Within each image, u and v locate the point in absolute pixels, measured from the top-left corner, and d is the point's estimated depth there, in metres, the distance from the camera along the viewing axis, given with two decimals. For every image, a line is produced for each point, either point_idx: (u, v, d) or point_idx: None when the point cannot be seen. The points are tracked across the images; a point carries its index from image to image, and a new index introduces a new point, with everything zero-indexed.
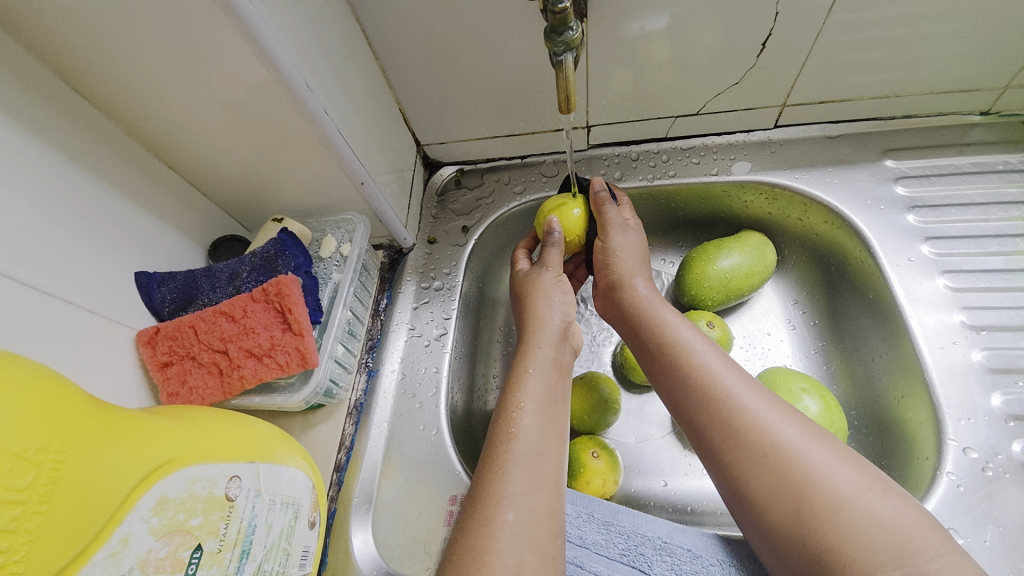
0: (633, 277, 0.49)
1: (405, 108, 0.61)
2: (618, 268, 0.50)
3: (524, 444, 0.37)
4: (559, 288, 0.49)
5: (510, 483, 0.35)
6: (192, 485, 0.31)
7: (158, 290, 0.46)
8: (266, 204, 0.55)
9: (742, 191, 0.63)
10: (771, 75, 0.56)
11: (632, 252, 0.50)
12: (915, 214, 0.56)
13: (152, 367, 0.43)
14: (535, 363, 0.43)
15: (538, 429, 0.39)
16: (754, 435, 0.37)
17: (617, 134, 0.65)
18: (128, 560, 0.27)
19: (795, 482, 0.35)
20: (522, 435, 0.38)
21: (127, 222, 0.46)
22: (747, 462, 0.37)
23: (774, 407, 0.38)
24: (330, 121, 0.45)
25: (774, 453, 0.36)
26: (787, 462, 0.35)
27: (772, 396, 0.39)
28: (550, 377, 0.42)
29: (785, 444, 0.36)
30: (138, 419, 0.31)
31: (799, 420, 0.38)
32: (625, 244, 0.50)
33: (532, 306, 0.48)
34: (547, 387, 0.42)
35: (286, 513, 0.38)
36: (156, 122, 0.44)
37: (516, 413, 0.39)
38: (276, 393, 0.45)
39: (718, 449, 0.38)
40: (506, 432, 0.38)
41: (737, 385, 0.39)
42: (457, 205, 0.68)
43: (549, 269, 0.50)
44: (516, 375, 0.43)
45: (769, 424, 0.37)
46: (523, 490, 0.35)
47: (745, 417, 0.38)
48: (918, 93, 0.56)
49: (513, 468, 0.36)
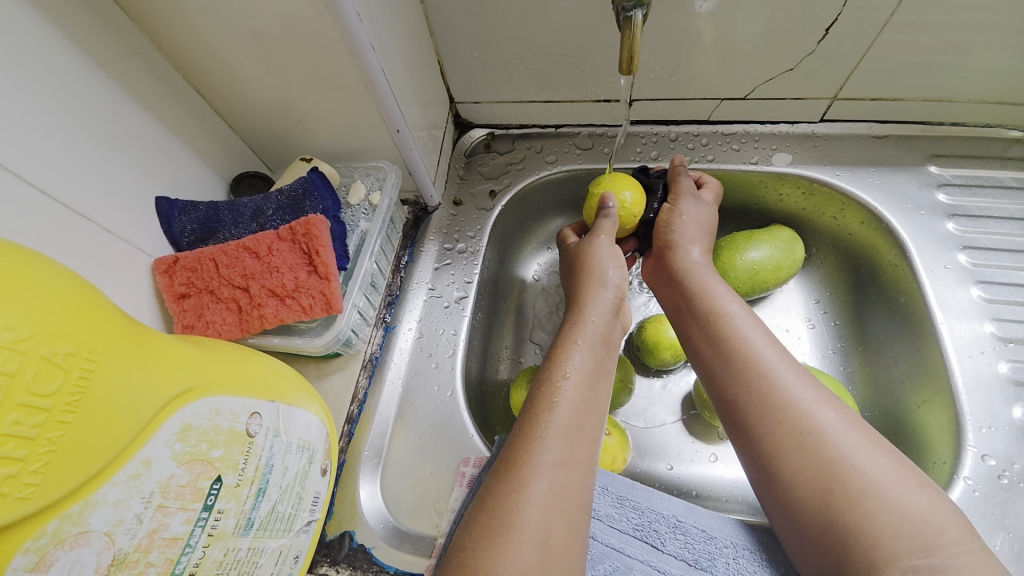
0: (691, 242, 0.50)
1: (444, 59, 0.58)
2: (677, 233, 0.50)
3: (563, 416, 0.37)
4: (613, 255, 0.48)
5: (548, 451, 0.35)
6: (215, 416, 0.29)
7: (178, 219, 0.44)
8: (294, 141, 0.52)
9: (779, 183, 0.61)
10: (829, 65, 0.53)
11: (698, 221, 0.51)
12: (954, 222, 0.55)
13: (169, 298, 0.41)
14: (583, 335, 0.42)
15: (580, 404, 0.38)
16: (791, 415, 0.37)
17: (658, 112, 0.62)
18: (148, 484, 0.26)
19: (827, 467, 0.35)
20: (564, 405, 0.37)
21: (150, 143, 0.43)
22: (782, 435, 0.37)
23: (814, 391, 0.38)
24: (375, 58, 0.42)
25: (809, 435, 0.36)
26: (820, 446, 0.35)
27: (812, 378, 0.39)
28: (598, 352, 0.42)
29: (823, 426, 0.36)
30: (167, 342, 0.29)
31: (838, 406, 0.38)
32: (689, 211, 0.51)
33: (591, 270, 0.48)
34: (594, 364, 0.41)
35: (301, 457, 0.37)
36: (186, 38, 0.41)
37: (560, 384, 0.39)
38: (296, 336, 0.44)
39: (750, 425, 0.38)
40: (547, 400, 0.38)
41: (779, 364, 0.39)
42: (485, 169, 0.66)
43: (602, 237, 0.49)
44: (564, 345, 0.42)
45: (807, 407, 0.37)
46: (557, 461, 0.34)
47: (783, 397, 0.38)
48: (973, 100, 0.55)
49: (551, 438, 0.35)
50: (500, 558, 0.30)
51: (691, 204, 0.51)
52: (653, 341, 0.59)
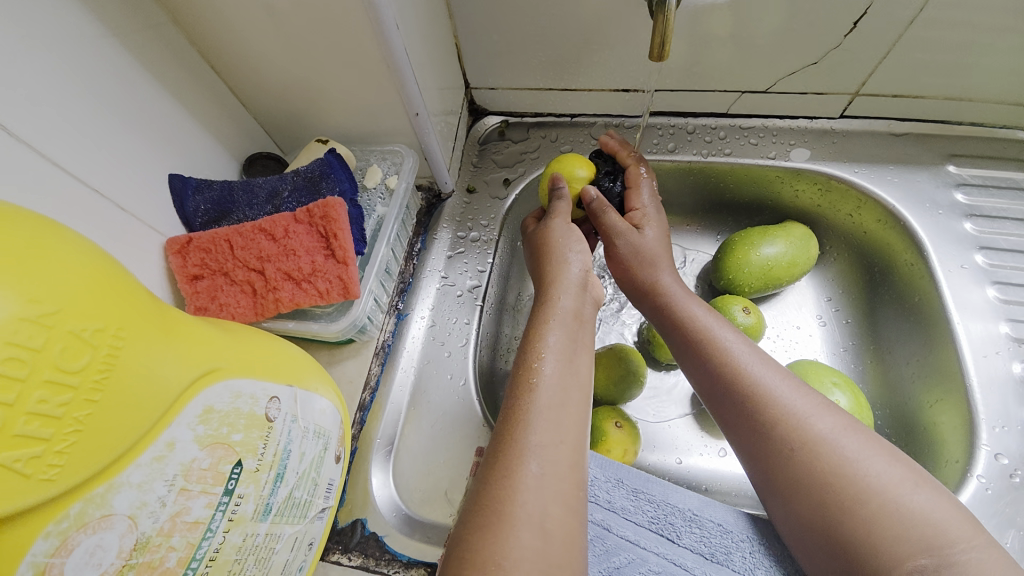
0: (652, 269, 0.47)
1: (461, 43, 0.57)
2: (637, 269, 0.48)
3: (544, 396, 0.36)
4: (574, 238, 0.47)
5: (533, 434, 0.34)
6: (236, 400, 0.29)
7: (192, 198, 0.43)
8: (309, 123, 0.51)
9: (796, 179, 0.61)
10: (854, 61, 0.53)
11: (641, 255, 0.48)
12: (972, 222, 0.55)
13: (182, 279, 0.40)
14: (556, 314, 0.42)
15: (558, 381, 0.37)
16: (780, 429, 0.37)
17: (677, 103, 0.62)
18: (172, 467, 0.25)
19: (822, 476, 0.35)
20: (543, 386, 0.37)
21: (164, 120, 0.42)
22: (774, 450, 0.37)
23: (803, 398, 0.38)
24: (398, 38, 0.41)
25: (800, 448, 0.36)
26: (813, 457, 0.35)
27: (800, 385, 0.39)
28: (569, 326, 0.41)
29: (815, 436, 0.36)
30: (190, 322, 0.29)
31: (833, 411, 0.37)
32: (634, 248, 0.48)
33: (551, 252, 0.47)
34: (571, 342, 0.40)
35: (317, 443, 0.36)
36: (203, 11, 0.40)
37: (536, 364, 0.38)
38: (311, 321, 0.43)
39: (745, 433, 0.39)
40: (526, 382, 0.37)
41: (764, 372, 0.39)
42: (499, 157, 0.65)
43: (556, 219, 0.49)
44: (538, 325, 0.41)
45: (796, 417, 0.37)
46: (544, 442, 0.34)
47: (771, 411, 0.38)
48: (997, 99, 0.54)
49: (536, 420, 0.35)
50: (497, 548, 0.30)
51: (630, 236, 0.48)
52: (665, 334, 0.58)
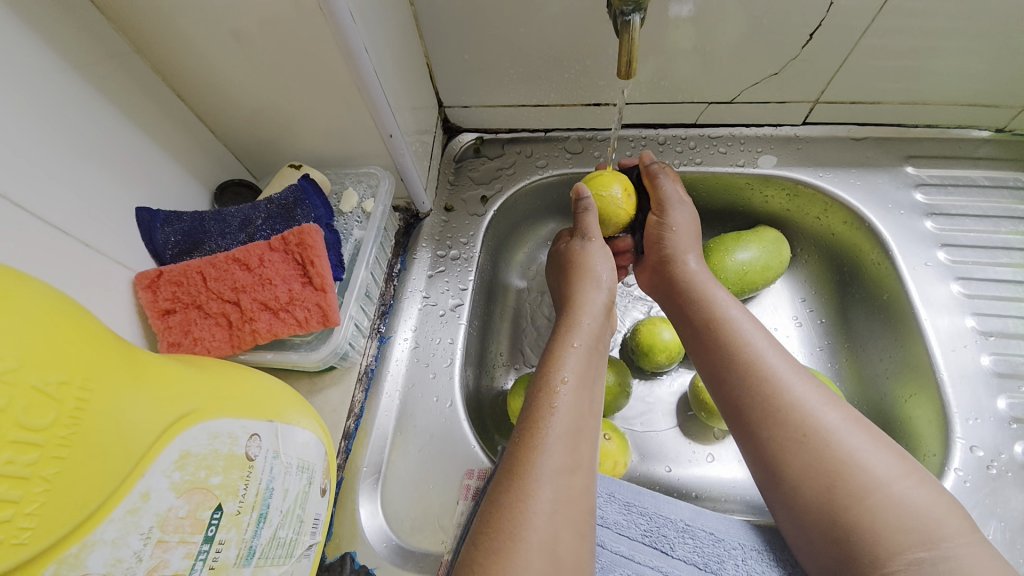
0: (687, 251, 0.49)
1: (433, 63, 0.57)
2: (672, 244, 0.49)
3: (563, 420, 0.36)
4: (606, 259, 0.48)
5: (550, 458, 0.34)
6: (213, 441, 0.28)
7: (161, 230, 0.42)
8: (281, 148, 0.50)
9: (765, 185, 0.63)
10: (812, 71, 0.55)
11: (688, 229, 0.50)
12: (932, 221, 0.58)
13: (152, 314, 0.39)
14: (580, 338, 0.42)
15: (578, 407, 0.38)
16: (794, 417, 0.37)
17: (647, 116, 0.63)
18: (147, 518, 0.24)
19: (831, 465, 0.35)
20: (563, 410, 0.37)
21: (130, 152, 0.41)
22: (784, 436, 0.37)
23: (817, 391, 0.39)
24: (369, 61, 0.41)
25: (811, 435, 0.36)
26: (823, 445, 0.36)
27: (813, 379, 0.40)
28: (592, 353, 0.42)
29: (827, 426, 0.37)
30: (160, 363, 0.28)
31: (841, 406, 0.38)
32: (681, 220, 0.50)
33: (582, 273, 0.47)
34: (589, 364, 0.41)
35: (300, 477, 0.35)
36: (168, 41, 0.39)
37: (558, 388, 0.38)
38: (291, 351, 0.42)
39: (755, 424, 0.39)
40: (546, 405, 0.37)
41: (783, 367, 0.40)
42: (475, 174, 0.66)
43: (593, 240, 0.49)
44: (558, 348, 0.41)
45: (810, 408, 0.38)
46: (560, 468, 0.34)
47: (787, 400, 0.38)
48: (946, 103, 0.57)
49: (553, 443, 0.35)
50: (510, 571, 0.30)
51: (681, 206, 0.50)
52: (648, 343, 0.59)
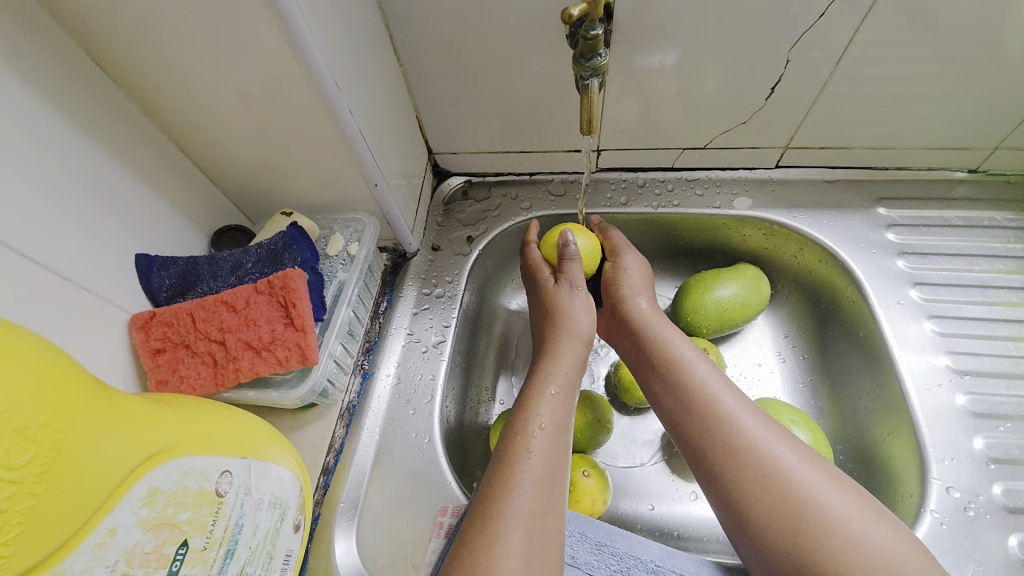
0: (640, 293, 0.51)
1: (422, 115, 0.61)
2: (626, 287, 0.52)
3: (537, 466, 0.38)
4: (588, 308, 0.49)
5: (523, 503, 0.35)
6: (184, 478, 0.30)
7: (157, 274, 0.45)
8: (275, 196, 0.54)
9: (742, 225, 0.65)
10: (777, 119, 0.58)
11: (640, 272, 0.53)
12: (904, 259, 0.59)
13: (144, 353, 0.41)
14: (555, 381, 0.44)
15: (553, 452, 0.39)
16: (751, 458, 0.38)
17: (625, 160, 0.66)
18: (114, 552, 0.25)
19: (792, 506, 0.36)
20: (538, 455, 0.38)
21: (134, 202, 0.45)
22: (745, 479, 0.38)
23: (771, 431, 0.39)
24: (354, 120, 0.45)
25: (771, 475, 0.37)
26: (782, 485, 0.36)
27: (767, 418, 0.41)
28: (569, 398, 0.43)
29: (783, 466, 0.37)
30: (137, 405, 0.30)
31: (795, 443, 0.39)
32: (635, 264, 0.53)
33: (561, 321, 0.48)
34: (564, 409, 0.42)
35: (272, 513, 0.36)
36: (173, 103, 0.44)
37: (533, 433, 0.39)
38: (271, 389, 0.44)
39: (715, 467, 0.39)
40: (521, 449, 0.38)
41: (736, 408, 0.41)
42: (463, 215, 0.69)
43: (578, 290, 0.49)
44: (534, 392, 0.43)
45: (766, 447, 0.38)
46: (534, 512, 0.35)
47: (744, 442, 0.39)
48: (912, 147, 0.60)
49: (526, 488, 0.36)
50: None
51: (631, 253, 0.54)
52: (628, 380, 0.60)
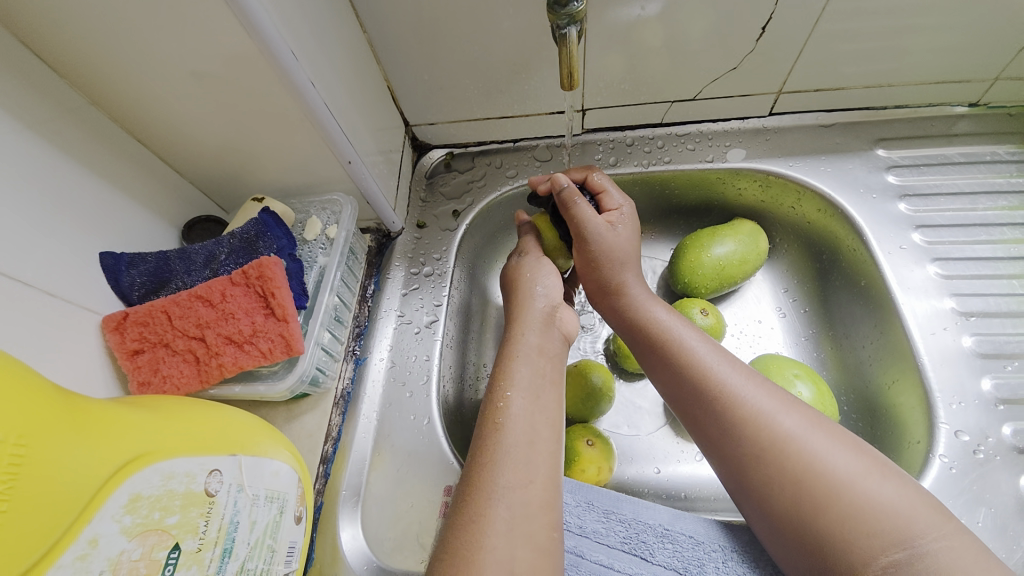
0: (614, 277, 0.47)
1: (393, 86, 0.58)
2: (610, 269, 0.47)
3: (513, 436, 0.36)
4: (545, 269, 0.49)
5: (500, 476, 0.34)
6: (168, 481, 0.29)
7: (127, 273, 0.43)
8: (244, 181, 0.51)
9: (737, 178, 0.62)
10: (770, 63, 0.55)
11: (615, 253, 0.47)
12: (906, 202, 0.57)
13: (121, 355, 0.39)
14: (522, 351, 0.42)
15: (527, 419, 0.37)
16: (752, 429, 0.37)
17: (612, 119, 0.63)
18: (98, 563, 0.25)
19: (796, 473, 0.35)
20: (510, 426, 0.36)
21: (93, 200, 0.42)
22: (747, 450, 0.37)
23: (771, 397, 0.38)
24: (317, 94, 0.42)
25: (773, 444, 0.36)
26: (786, 453, 0.35)
27: (768, 384, 0.39)
28: (538, 364, 0.41)
29: (785, 434, 0.36)
30: (110, 411, 0.29)
31: (797, 408, 0.38)
32: (607, 247, 0.46)
33: (519, 289, 0.48)
34: (539, 378, 0.40)
35: (270, 507, 0.36)
36: (122, 90, 0.41)
37: (504, 404, 0.38)
38: (258, 382, 0.43)
39: (717, 437, 0.39)
40: (492, 423, 0.37)
41: (730, 375, 0.39)
42: (447, 189, 0.66)
43: (528, 255, 0.51)
44: (503, 364, 0.41)
45: (766, 416, 0.37)
46: (513, 483, 0.34)
47: (744, 412, 0.38)
48: (911, 83, 0.56)
49: (502, 461, 0.35)
50: None
51: (602, 231, 0.46)
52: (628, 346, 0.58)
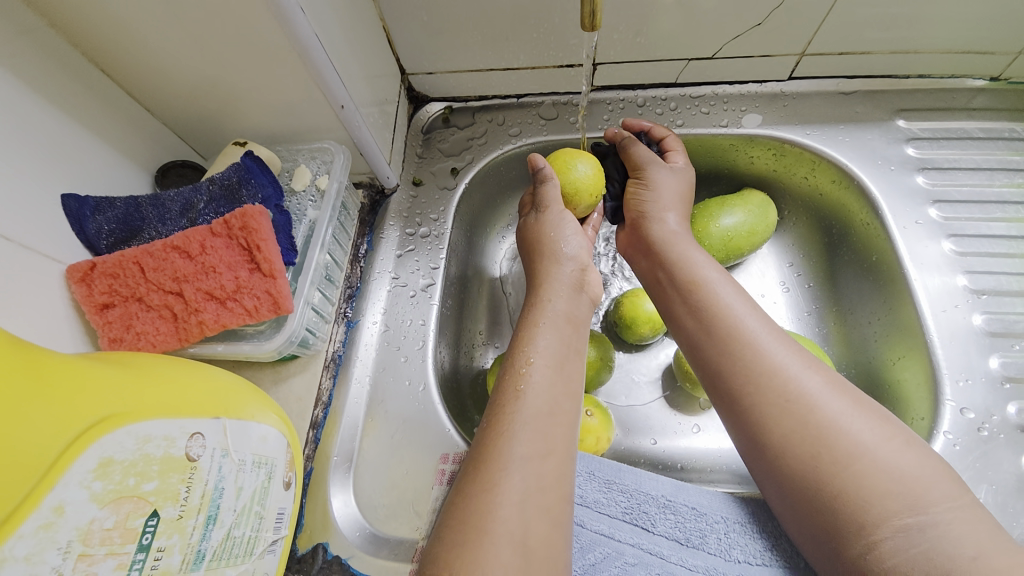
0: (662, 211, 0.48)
1: (390, 26, 0.52)
2: (649, 202, 0.49)
3: (532, 405, 0.34)
4: (569, 226, 0.46)
5: (518, 445, 0.32)
6: (144, 445, 0.26)
7: (92, 219, 0.38)
8: (225, 124, 0.47)
9: (750, 145, 0.59)
10: (798, 21, 0.51)
11: (668, 190, 0.49)
12: (924, 176, 0.55)
13: (89, 309, 0.36)
14: (547, 316, 0.40)
15: (549, 388, 0.35)
16: (772, 384, 0.36)
17: (624, 76, 0.59)
18: (66, 533, 0.22)
19: (813, 432, 0.34)
20: (533, 393, 0.35)
21: (53, 136, 0.38)
22: (764, 406, 0.36)
23: (797, 356, 0.37)
24: (306, 23, 0.37)
25: (793, 401, 0.35)
26: (806, 411, 0.34)
27: (794, 343, 0.38)
28: (563, 331, 0.39)
29: (806, 392, 0.35)
30: (76, 366, 0.26)
31: (821, 369, 0.36)
32: (658, 178, 0.49)
33: (545, 250, 0.45)
34: (563, 344, 0.39)
35: (257, 473, 0.33)
36: (82, 8, 0.36)
37: (527, 370, 0.36)
38: (243, 342, 0.40)
39: (734, 394, 0.37)
40: (512, 389, 0.35)
41: (759, 328, 0.38)
42: (445, 145, 0.62)
43: (547, 210, 0.47)
44: (526, 328, 0.39)
45: (789, 374, 0.36)
46: (531, 454, 0.32)
47: (766, 368, 0.36)
48: (941, 51, 0.53)
49: (521, 430, 0.33)
50: (475, 567, 0.28)
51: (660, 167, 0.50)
52: (631, 316, 0.57)
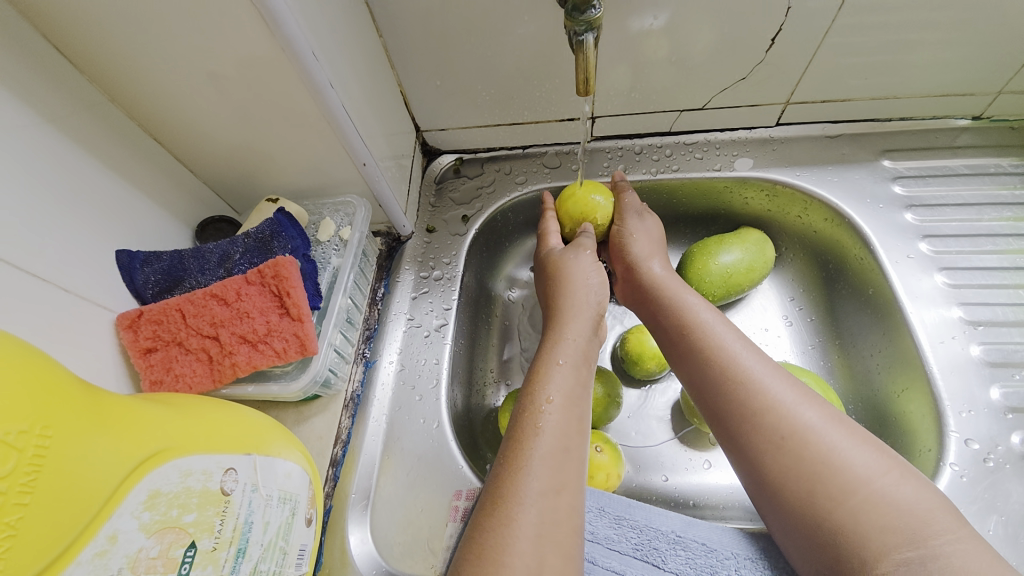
0: (650, 257, 0.52)
1: (406, 91, 0.58)
2: (634, 251, 0.53)
3: (547, 441, 0.36)
4: (594, 267, 0.49)
5: (534, 481, 0.34)
6: (186, 478, 0.29)
7: (141, 271, 0.43)
8: (258, 182, 0.52)
9: (744, 187, 0.63)
10: (780, 75, 0.55)
11: (646, 235, 0.54)
12: (912, 213, 0.57)
13: (134, 353, 0.39)
14: (565, 355, 0.42)
15: (565, 425, 0.37)
16: (769, 419, 0.37)
17: (621, 127, 0.64)
18: (116, 560, 0.25)
19: (811, 468, 0.35)
20: (547, 431, 0.36)
21: (110, 197, 0.43)
22: (764, 442, 0.37)
23: (793, 390, 0.38)
24: (335, 95, 0.42)
25: (789, 438, 0.36)
26: (802, 447, 0.35)
27: (791, 378, 0.39)
28: (580, 371, 0.42)
29: (804, 426, 0.36)
30: (129, 405, 0.29)
31: (817, 403, 0.38)
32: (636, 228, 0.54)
33: (572, 289, 0.48)
34: (574, 378, 0.41)
35: (283, 509, 0.35)
36: (141, 88, 0.41)
37: (543, 407, 0.38)
38: (271, 382, 0.43)
39: (737, 429, 0.38)
40: (531, 426, 0.37)
41: (757, 367, 0.40)
42: (456, 194, 0.66)
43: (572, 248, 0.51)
44: (541, 365, 0.42)
45: (788, 407, 0.37)
46: (545, 489, 0.34)
47: (765, 402, 0.38)
48: (918, 96, 0.57)
49: (536, 464, 0.35)
50: None
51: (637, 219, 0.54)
52: (637, 352, 0.58)
